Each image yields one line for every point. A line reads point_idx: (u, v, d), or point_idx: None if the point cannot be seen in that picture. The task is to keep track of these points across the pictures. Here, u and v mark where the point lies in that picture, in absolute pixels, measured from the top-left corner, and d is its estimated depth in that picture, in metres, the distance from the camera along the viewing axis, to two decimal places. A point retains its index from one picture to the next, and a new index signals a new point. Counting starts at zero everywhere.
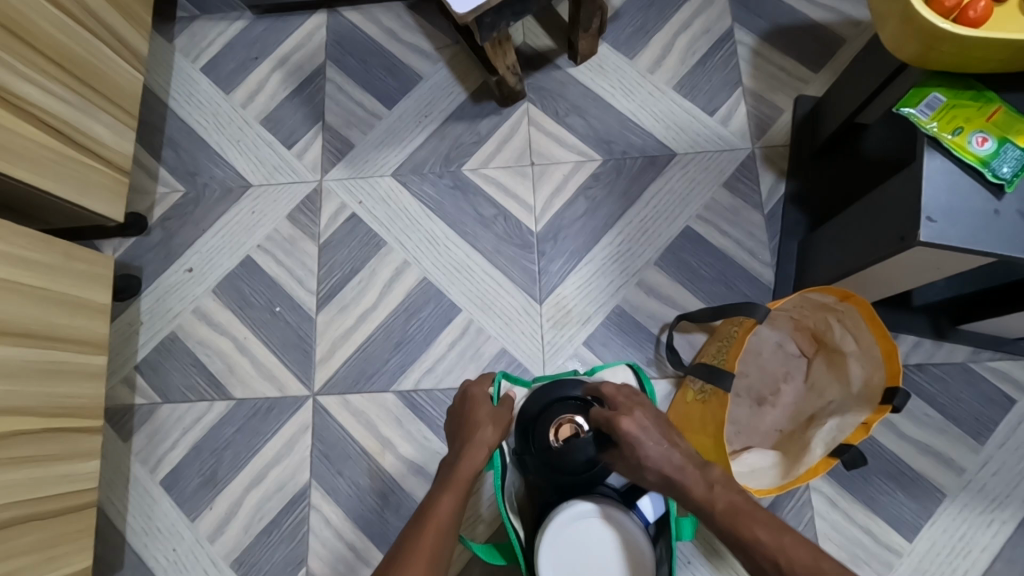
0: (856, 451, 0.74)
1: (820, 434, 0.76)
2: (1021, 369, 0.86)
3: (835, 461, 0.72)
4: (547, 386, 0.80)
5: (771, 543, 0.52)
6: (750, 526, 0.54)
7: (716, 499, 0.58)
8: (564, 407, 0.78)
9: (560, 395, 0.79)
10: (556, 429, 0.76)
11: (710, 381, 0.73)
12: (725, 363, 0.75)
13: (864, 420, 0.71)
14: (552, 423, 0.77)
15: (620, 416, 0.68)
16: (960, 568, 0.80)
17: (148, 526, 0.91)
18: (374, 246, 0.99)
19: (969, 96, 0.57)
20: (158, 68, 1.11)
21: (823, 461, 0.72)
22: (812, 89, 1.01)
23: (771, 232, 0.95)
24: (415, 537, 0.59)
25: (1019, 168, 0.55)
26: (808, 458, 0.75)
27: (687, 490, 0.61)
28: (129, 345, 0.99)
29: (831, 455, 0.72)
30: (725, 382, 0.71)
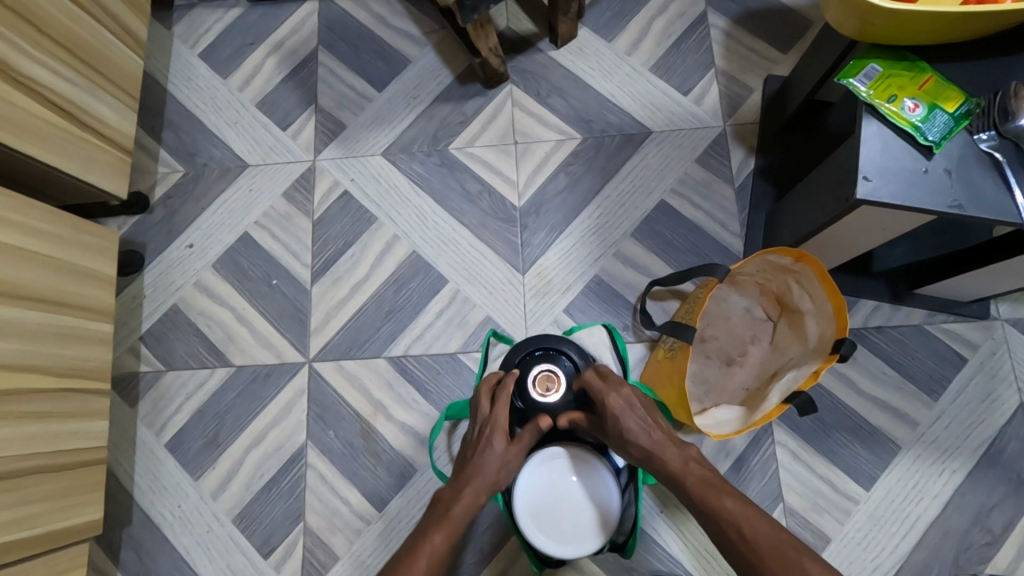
0: (807, 398, 0.78)
1: (778, 385, 0.82)
2: (974, 330, 0.92)
3: (786, 407, 0.78)
4: (530, 338, 0.85)
5: (736, 511, 0.63)
6: (719, 498, 0.64)
7: (689, 472, 0.68)
8: (543, 359, 0.84)
9: (541, 347, 0.85)
10: (534, 380, 0.81)
11: (675, 336, 0.79)
12: (691, 321, 0.81)
13: (815, 369, 0.78)
14: (531, 376, 0.81)
15: (610, 391, 0.74)
16: (912, 514, 0.86)
17: (154, 485, 0.97)
18: (365, 221, 1.04)
19: (903, 67, 0.63)
20: (158, 53, 1.15)
21: (777, 407, 0.79)
22: (781, 69, 1.06)
23: (741, 205, 1.01)
24: None
25: (944, 134, 0.60)
26: (764, 406, 0.81)
27: (661, 466, 0.69)
28: (133, 317, 1.04)
29: (783, 401, 0.78)
30: (689, 335, 0.77)
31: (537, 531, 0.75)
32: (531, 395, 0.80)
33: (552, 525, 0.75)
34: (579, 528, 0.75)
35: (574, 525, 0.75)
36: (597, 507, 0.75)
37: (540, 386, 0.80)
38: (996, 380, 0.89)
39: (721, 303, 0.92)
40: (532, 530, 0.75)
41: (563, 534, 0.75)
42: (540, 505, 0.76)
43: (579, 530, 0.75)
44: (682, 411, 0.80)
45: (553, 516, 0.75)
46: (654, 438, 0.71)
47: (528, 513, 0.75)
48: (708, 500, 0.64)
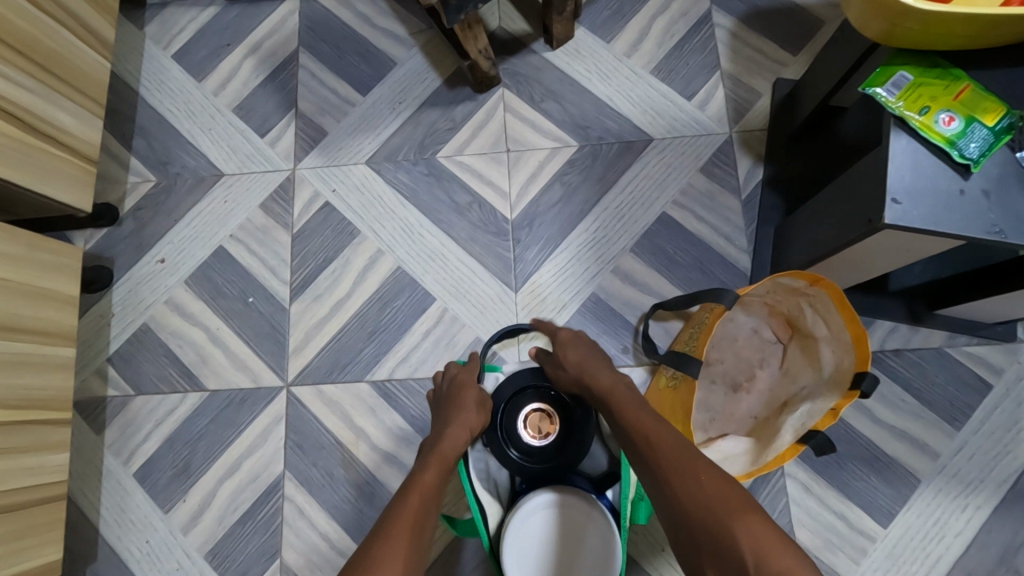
0: (824, 438, 0.73)
1: (790, 419, 0.76)
2: (998, 354, 0.85)
3: (802, 447, 0.73)
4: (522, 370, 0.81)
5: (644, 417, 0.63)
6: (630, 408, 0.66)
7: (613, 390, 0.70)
8: (536, 395, 0.79)
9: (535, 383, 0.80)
10: (526, 418, 0.78)
11: (678, 369, 0.73)
12: (696, 351, 0.75)
13: (833, 406, 0.72)
14: (522, 412, 0.78)
15: (561, 326, 0.83)
16: (934, 553, 0.80)
17: (121, 519, 0.91)
18: (348, 235, 0.98)
19: (936, 74, 0.56)
20: (128, 55, 1.09)
21: (792, 447, 0.73)
22: (790, 72, 0.99)
23: (748, 218, 0.94)
24: (392, 526, 0.56)
25: (985, 148, 0.54)
26: (776, 444, 0.75)
27: (593, 381, 0.73)
28: (100, 337, 0.97)
29: (799, 440, 0.73)
30: (694, 368, 0.71)
31: (518, 544, 0.70)
32: (525, 440, 0.77)
33: (532, 550, 0.70)
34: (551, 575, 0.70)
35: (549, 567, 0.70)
36: (578, 571, 0.70)
37: (533, 425, 0.78)
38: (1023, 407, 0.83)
39: (726, 324, 0.86)
40: (515, 539, 0.70)
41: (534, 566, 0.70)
42: (539, 525, 0.70)
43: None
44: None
45: (539, 543, 0.70)
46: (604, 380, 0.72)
47: (520, 528, 0.70)
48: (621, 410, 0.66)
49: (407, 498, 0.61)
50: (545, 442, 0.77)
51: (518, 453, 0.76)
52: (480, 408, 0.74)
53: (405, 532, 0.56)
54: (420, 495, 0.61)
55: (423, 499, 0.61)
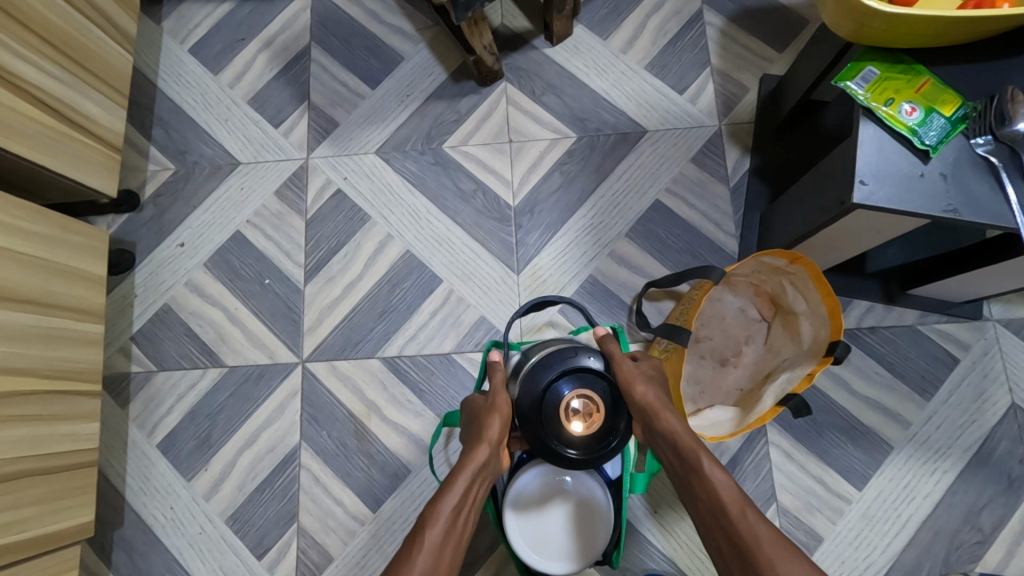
0: (800, 401, 0.81)
1: (771, 387, 0.83)
2: (966, 331, 0.92)
3: (780, 409, 0.81)
4: (554, 358, 0.72)
5: (720, 484, 0.62)
6: (706, 467, 0.63)
7: (679, 437, 0.66)
8: (574, 380, 0.70)
9: (569, 365, 0.71)
10: (567, 410, 0.69)
11: (670, 339, 0.80)
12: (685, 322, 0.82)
13: (808, 371, 0.80)
14: (563, 402, 0.69)
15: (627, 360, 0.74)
16: (904, 513, 0.87)
17: (146, 486, 0.96)
18: (359, 220, 1.04)
19: (899, 70, 0.62)
20: (147, 49, 1.14)
21: (772, 409, 0.81)
22: (776, 68, 1.06)
23: (735, 204, 1.00)
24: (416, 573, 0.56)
25: (942, 136, 0.60)
26: (759, 408, 0.83)
27: (665, 427, 0.67)
28: (124, 316, 1.03)
29: (778, 402, 0.81)
30: (684, 337, 0.78)
31: (524, 492, 0.79)
32: (574, 432, 0.69)
33: (530, 502, 0.79)
34: (537, 530, 0.78)
35: (536, 523, 0.78)
36: (549, 537, 0.78)
37: (575, 415, 0.69)
38: (988, 380, 0.90)
39: (715, 303, 0.92)
40: (523, 487, 0.79)
41: (525, 516, 0.78)
42: (545, 487, 0.79)
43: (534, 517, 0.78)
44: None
45: (539, 499, 0.79)
46: (620, 372, 0.72)
47: (528, 484, 0.79)
48: (704, 472, 0.63)
49: (431, 528, 0.60)
50: (596, 429, 0.69)
51: (574, 450, 0.69)
52: (500, 430, 0.69)
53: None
54: (428, 547, 0.58)
55: (436, 549, 0.58)
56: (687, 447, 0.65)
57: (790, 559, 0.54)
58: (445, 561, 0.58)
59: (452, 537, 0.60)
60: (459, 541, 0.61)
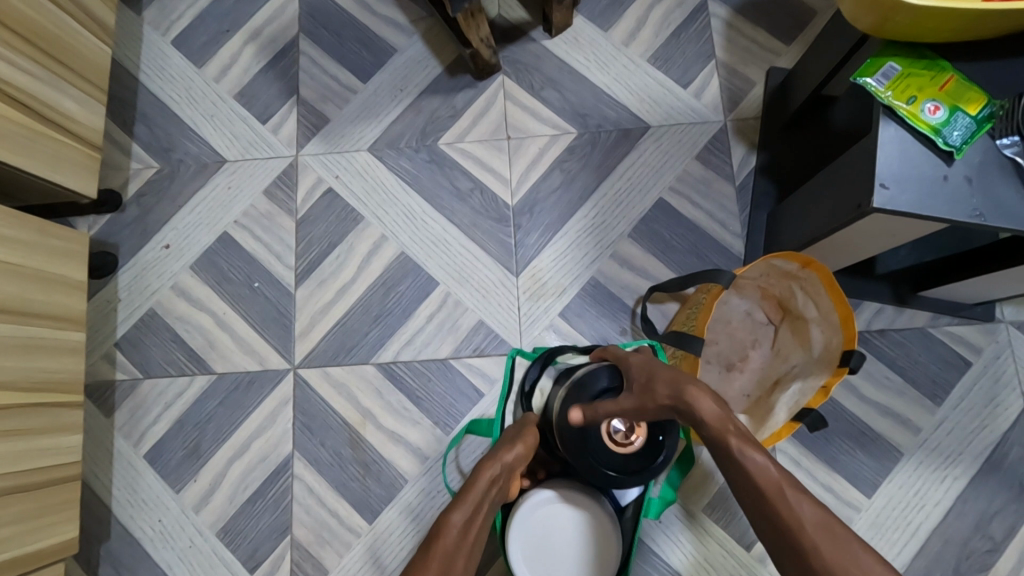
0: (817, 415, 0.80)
1: (783, 398, 0.81)
2: (977, 333, 0.90)
3: (796, 425, 0.79)
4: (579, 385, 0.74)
5: (767, 466, 0.58)
6: (750, 451, 0.59)
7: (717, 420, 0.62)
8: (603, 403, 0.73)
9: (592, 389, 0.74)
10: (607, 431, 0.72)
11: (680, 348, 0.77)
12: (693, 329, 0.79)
13: (824, 384, 0.78)
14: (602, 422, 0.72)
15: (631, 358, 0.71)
16: (914, 521, 0.84)
17: (133, 498, 0.93)
18: (352, 220, 1.00)
19: (923, 66, 0.59)
20: (128, 41, 1.09)
21: (787, 425, 0.79)
22: (784, 62, 1.02)
23: (741, 203, 0.97)
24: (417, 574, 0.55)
25: (968, 135, 0.57)
26: (772, 423, 0.81)
27: (693, 413, 0.63)
28: (107, 321, 0.99)
29: (794, 419, 0.79)
30: (695, 346, 0.76)
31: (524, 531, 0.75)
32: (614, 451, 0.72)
33: (534, 539, 0.75)
34: (542, 556, 0.75)
35: (549, 558, 0.75)
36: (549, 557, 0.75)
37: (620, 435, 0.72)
38: (999, 384, 0.88)
39: (721, 306, 0.89)
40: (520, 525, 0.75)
41: (534, 554, 0.75)
42: (543, 517, 0.75)
43: (550, 533, 0.75)
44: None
45: (543, 532, 0.75)
46: (636, 368, 0.69)
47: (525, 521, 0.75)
48: (742, 454, 0.59)
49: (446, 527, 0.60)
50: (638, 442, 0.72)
51: (615, 470, 0.72)
52: (523, 455, 0.71)
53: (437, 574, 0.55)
54: (443, 547, 0.57)
55: (453, 548, 0.58)
56: (715, 426, 0.61)
57: (839, 541, 0.52)
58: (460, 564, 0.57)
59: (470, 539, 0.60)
60: (473, 548, 0.59)
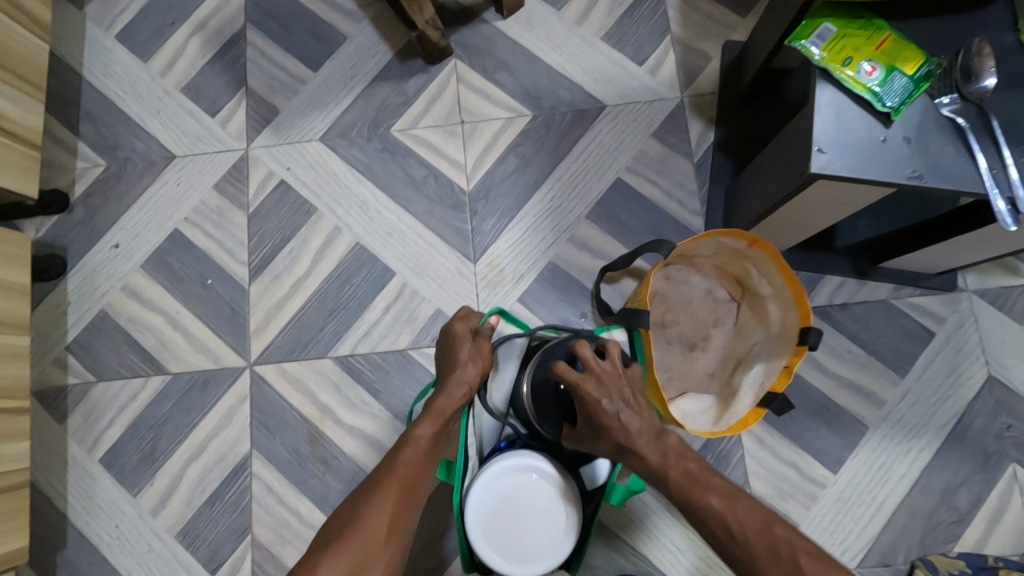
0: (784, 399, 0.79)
1: (750, 382, 0.80)
2: (940, 303, 0.88)
3: (763, 411, 0.77)
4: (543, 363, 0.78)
5: (723, 510, 0.59)
6: (705, 494, 0.61)
7: (670, 468, 0.64)
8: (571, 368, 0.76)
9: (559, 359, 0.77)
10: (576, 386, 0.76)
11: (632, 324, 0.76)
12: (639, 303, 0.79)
13: (786, 365, 0.77)
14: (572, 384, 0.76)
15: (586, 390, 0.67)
16: (879, 495, 0.83)
17: (89, 505, 0.91)
18: (304, 213, 0.98)
19: (859, 26, 0.57)
20: (69, 37, 1.05)
21: (754, 411, 0.77)
22: (739, 35, 1.00)
23: (700, 181, 0.96)
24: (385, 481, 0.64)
25: (905, 97, 0.55)
26: (738, 408, 0.79)
27: (640, 458, 0.65)
28: (57, 326, 0.96)
29: (760, 405, 0.77)
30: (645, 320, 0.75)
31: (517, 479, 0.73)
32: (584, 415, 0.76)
33: (514, 491, 0.73)
34: (505, 502, 0.72)
35: (504, 517, 0.72)
36: (507, 510, 0.72)
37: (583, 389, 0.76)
38: (963, 354, 0.86)
39: (681, 287, 0.88)
40: (520, 472, 0.73)
41: (498, 501, 0.72)
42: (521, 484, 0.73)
43: (527, 500, 0.72)
44: (655, 398, 0.77)
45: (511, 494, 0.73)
46: (586, 405, 0.67)
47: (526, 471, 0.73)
48: (694, 500, 0.61)
49: (384, 494, 0.62)
50: None
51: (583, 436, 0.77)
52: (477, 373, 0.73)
53: (381, 550, 0.60)
54: (410, 457, 0.65)
55: (418, 459, 0.65)
56: (661, 472, 0.64)
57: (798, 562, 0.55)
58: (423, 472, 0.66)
59: (408, 500, 0.63)
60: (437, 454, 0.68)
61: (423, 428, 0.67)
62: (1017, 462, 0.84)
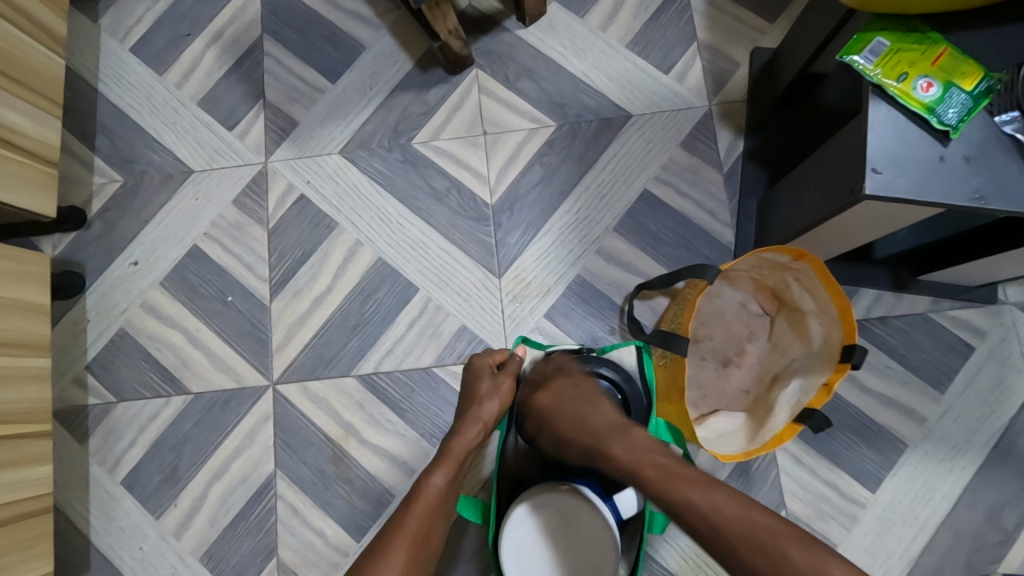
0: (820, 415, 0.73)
1: (784, 398, 0.77)
2: (981, 316, 0.86)
3: (800, 427, 0.73)
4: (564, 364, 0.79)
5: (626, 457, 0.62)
6: (612, 445, 0.63)
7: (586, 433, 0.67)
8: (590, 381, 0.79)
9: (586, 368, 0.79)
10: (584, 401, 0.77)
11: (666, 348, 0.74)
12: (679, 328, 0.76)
13: (825, 382, 0.73)
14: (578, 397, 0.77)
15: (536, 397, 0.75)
16: (921, 515, 0.81)
17: (111, 526, 0.90)
18: (325, 227, 0.96)
19: (914, 39, 0.54)
20: (83, 49, 1.04)
21: (789, 427, 0.74)
22: (769, 40, 0.98)
23: (730, 191, 0.93)
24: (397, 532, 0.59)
25: (964, 113, 0.53)
26: (774, 424, 0.76)
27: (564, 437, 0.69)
28: (77, 344, 0.95)
29: (796, 420, 0.74)
30: (682, 347, 0.72)
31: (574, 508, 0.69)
32: None
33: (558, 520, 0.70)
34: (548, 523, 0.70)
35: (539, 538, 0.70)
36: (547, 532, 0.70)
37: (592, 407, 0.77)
38: (1006, 369, 0.84)
39: (714, 300, 0.86)
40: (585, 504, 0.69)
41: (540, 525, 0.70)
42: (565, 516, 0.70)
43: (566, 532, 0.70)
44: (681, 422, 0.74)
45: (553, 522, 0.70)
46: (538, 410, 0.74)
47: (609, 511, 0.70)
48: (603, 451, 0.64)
49: (397, 545, 0.58)
50: None
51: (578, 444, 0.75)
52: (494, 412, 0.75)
53: None
54: (425, 507, 0.63)
55: (432, 511, 0.63)
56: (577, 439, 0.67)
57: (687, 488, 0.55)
58: (437, 525, 0.62)
59: (421, 559, 0.58)
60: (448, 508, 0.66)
61: (436, 476, 0.66)
62: None
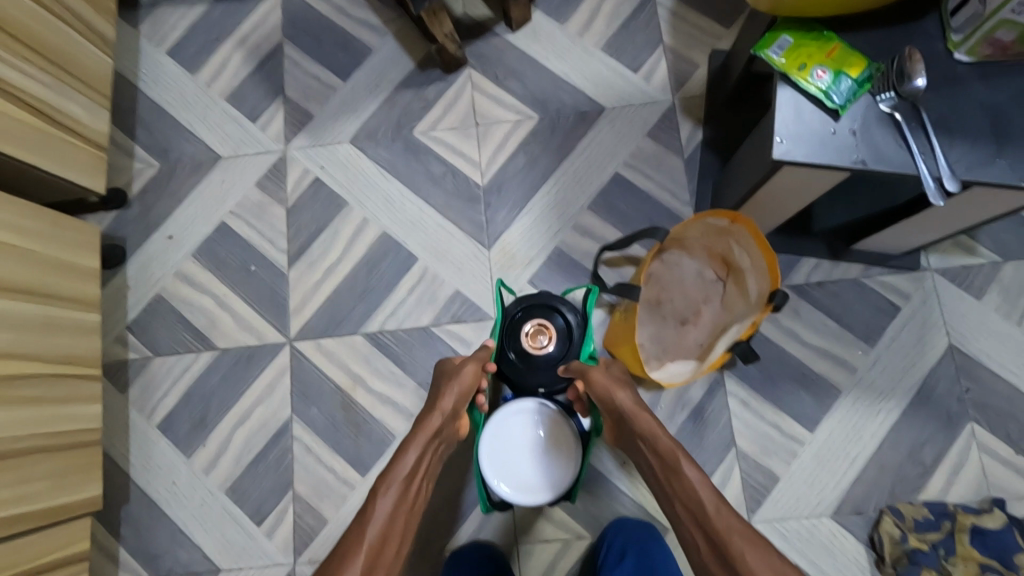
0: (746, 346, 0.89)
1: (724, 337, 0.91)
2: (906, 280, 0.99)
3: (728, 356, 0.88)
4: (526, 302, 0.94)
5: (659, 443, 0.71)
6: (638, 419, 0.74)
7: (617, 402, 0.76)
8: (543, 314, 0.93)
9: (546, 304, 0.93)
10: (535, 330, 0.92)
11: (627, 295, 0.86)
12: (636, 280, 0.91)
13: (753, 320, 0.87)
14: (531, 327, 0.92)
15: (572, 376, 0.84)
16: (851, 451, 0.94)
17: (148, 464, 1.02)
18: (337, 206, 1.09)
19: (812, 38, 0.69)
20: (125, 53, 1.18)
21: (723, 355, 0.88)
22: (725, 44, 1.12)
23: (690, 174, 1.07)
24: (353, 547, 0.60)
25: (848, 96, 0.66)
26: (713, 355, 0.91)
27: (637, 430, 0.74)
28: (119, 308, 1.09)
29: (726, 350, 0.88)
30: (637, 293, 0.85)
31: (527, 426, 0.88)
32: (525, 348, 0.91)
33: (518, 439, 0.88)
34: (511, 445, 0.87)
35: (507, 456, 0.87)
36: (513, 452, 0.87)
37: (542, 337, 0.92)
38: (927, 326, 0.97)
39: (674, 268, 0.99)
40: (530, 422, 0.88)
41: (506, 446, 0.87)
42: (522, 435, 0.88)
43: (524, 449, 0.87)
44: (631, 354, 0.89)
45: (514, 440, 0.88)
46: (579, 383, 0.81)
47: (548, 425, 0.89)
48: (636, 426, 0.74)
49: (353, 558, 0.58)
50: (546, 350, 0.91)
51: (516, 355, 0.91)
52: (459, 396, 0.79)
53: None
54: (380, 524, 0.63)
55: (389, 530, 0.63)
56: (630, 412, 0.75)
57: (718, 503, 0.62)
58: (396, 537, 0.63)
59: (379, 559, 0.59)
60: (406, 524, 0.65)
61: (384, 498, 0.66)
62: (976, 420, 0.94)
